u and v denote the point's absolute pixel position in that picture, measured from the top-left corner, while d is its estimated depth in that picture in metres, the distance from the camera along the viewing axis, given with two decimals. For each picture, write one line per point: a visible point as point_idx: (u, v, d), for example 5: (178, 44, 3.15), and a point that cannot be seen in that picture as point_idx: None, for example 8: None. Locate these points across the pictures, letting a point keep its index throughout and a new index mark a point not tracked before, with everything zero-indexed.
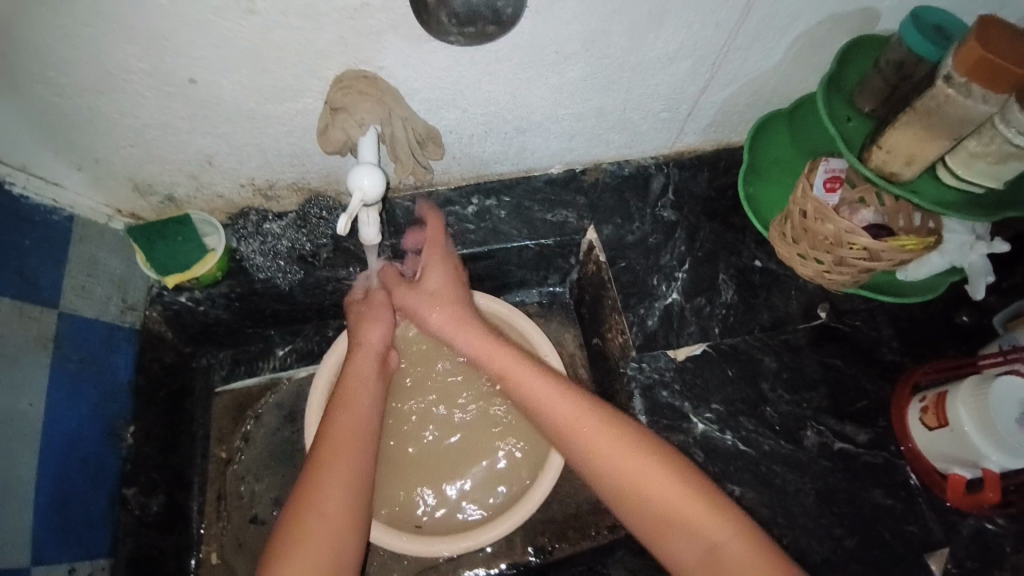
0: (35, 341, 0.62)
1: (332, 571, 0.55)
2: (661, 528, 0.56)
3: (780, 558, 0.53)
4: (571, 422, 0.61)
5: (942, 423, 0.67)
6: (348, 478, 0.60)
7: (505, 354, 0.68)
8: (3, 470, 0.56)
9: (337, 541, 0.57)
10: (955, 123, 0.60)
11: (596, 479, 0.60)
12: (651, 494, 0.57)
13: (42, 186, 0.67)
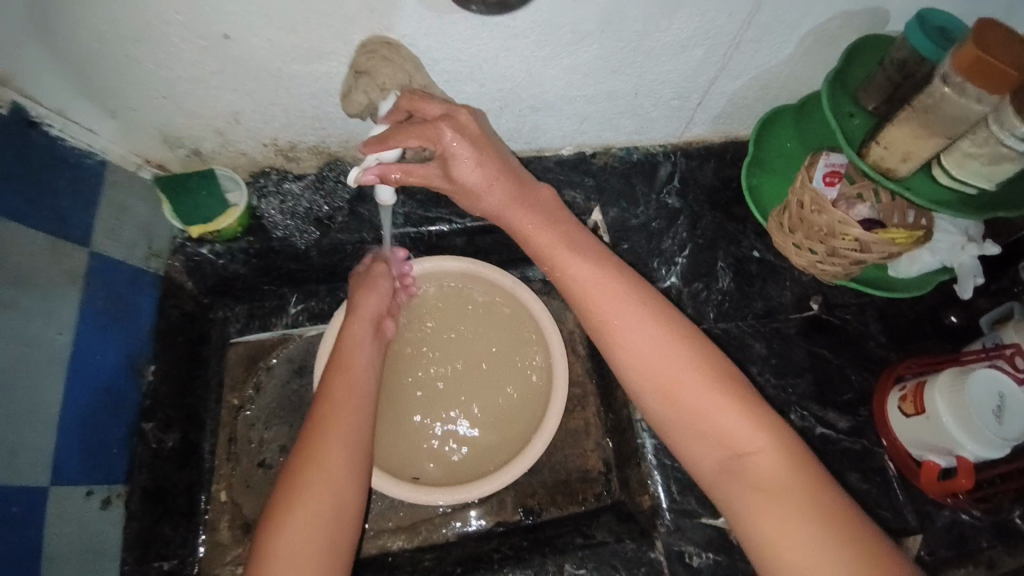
0: (67, 277, 0.66)
1: (336, 509, 0.59)
2: (703, 428, 0.54)
3: (810, 471, 0.52)
4: (616, 321, 0.57)
5: (919, 411, 0.70)
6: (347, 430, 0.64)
7: (554, 244, 0.60)
8: (31, 392, 0.60)
9: (340, 483, 0.61)
10: (951, 121, 0.64)
11: (649, 382, 0.55)
12: (686, 399, 0.54)
13: (77, 131, 0.70)
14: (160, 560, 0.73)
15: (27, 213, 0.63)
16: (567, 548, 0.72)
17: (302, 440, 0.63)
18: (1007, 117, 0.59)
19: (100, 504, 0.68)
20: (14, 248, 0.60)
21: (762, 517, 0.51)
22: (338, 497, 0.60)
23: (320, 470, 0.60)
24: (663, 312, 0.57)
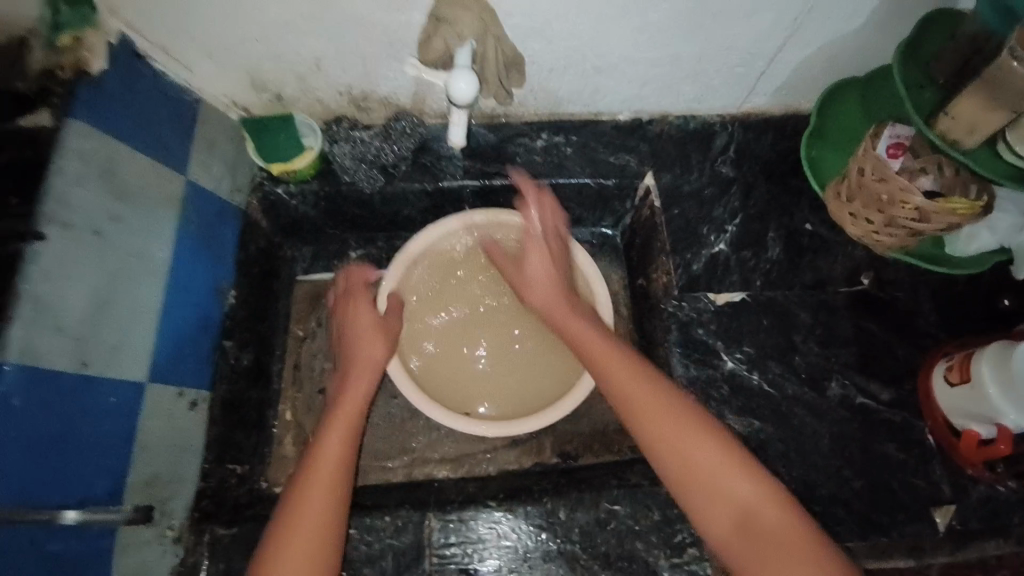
0: (166, 198, 0.73)
1: (329, 517, 0.64)
2: (681, 459, 0.64)
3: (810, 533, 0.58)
4: (641, 410, 0.67)
5: (964, 379, 0.71)
6: (332, 481, 0.66)
7: (573, 321, 0.78)
8: (134, 295, 0.67)
9: (332, 491, 0.66)
10: (1019, 96, 0.64)
11: (655, 430, 0.66)
12: (701, 486, 0.62)
13: (178, 68, 0.78)
14: (232, 464, 0.80)
15: (133, 134, 0.69)
16: (604, 488, 0.74)
17: (289, 499, 0.65)
18: None
19: (188, 405, 0.74)
20: (120, 166, 0.67)
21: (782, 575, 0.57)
22: (331, 505, 0.65)
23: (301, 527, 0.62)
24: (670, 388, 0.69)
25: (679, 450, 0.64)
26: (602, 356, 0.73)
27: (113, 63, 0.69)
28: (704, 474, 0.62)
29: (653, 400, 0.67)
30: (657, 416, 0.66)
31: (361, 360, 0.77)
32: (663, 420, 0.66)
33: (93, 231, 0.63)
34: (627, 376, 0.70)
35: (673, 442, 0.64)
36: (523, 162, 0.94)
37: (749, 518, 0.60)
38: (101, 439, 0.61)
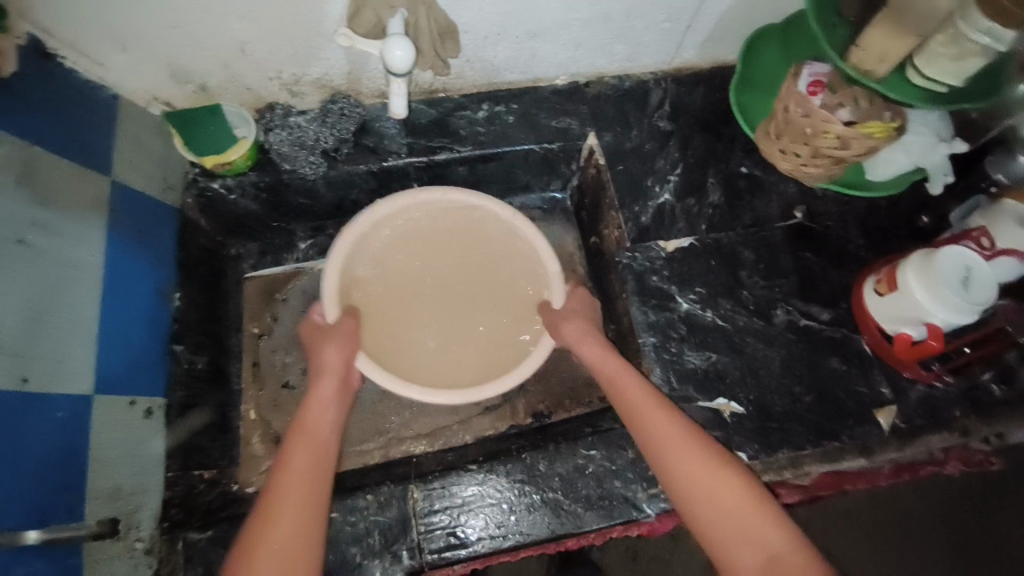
0: (94, 202, 0.69)
1: (299, 540, 0.61)
2: (669, 451, 0.67)
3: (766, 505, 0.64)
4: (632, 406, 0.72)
5: (892, 289, 0.78)
6: (305, 500, 0.64)
7: (575, 326, 0.81)
8: (73, 306, 0.63)
9: (304, 512, 0.63)
10: (923, 20, 0.70)
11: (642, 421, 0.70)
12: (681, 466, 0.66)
13: (89, 65, 0.73)
14: (200, 469, 0.78)
15: (51, 139, 0.66)
16: (579, 437, 0.77)
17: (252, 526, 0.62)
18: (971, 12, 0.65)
19: (143, 414, 0.71)
20: (39, 171, 0.63)
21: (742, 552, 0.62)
22: (304, 526, 0.62)
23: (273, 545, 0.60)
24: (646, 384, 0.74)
25: (674, 448, 0.67)
26: (597, 357, 0.78)
27: (25, 66, 0.65)
28: (698, 474, 0.65)
29: (645, 393, 0.72)
30: (649, 410, 0.70)
31: (326, 376, 0.76)
32: (657, 415, 0.70)
33: (18, 240, 0.59)
34: (617, 377, 0.75)
35: (662, 431, 0.68)
36: (467, 134, 0.94)
37: (727, 503, 0.64)
38: (52, 455, 0.58)
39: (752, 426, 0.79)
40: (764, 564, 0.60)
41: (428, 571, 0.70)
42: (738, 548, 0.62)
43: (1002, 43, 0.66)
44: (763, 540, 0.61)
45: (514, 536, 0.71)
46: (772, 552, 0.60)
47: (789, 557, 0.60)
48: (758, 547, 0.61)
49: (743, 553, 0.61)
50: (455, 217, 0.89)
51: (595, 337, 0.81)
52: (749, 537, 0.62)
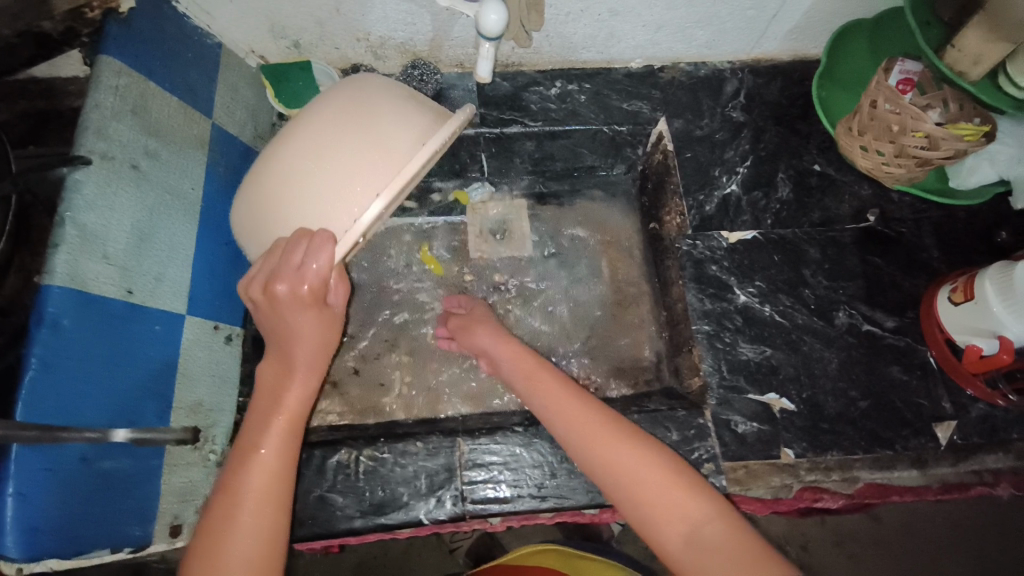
0: (196, 140, 0.75)
1: (270, 535, 0.57)
2: (599, 452, 0.64)
3: (685, 484, 0.62)
4: (566, 411, 0.68)
5: (968, 298, 0.74)
6: (271, 496, 0.58)
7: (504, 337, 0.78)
8: (172, 233, 0.69)
9: (273, 505, 0.57)
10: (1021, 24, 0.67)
11: (577, 431, 0.67)
12: (611, 465, 0.63)
13: (199, 13, 0.78)
14: None
15: (162, 75, 0.71)
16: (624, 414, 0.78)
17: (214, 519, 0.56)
18: None
19: (225, 339, 0.77)
20: (152, 105, 0.69)
21: (664, 535, 0.59)
22: (273, 516, 0.57)
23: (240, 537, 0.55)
24: (579, 394, 0.70)
25: (602, 445, 0.65)
26: (524, 364, 0.75)
27: (142, 4, 0.70)
28: (627, 465, 0.63)
29: (568, 395, 0.70)
30: (576, 410, 0.68)
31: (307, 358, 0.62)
32: (577, 415, 0.67)
33: (131, 165, 0.64)
34: (538, 378, 0.73)
35: (593, 438, 0.65)
36: (538, 110, 0.96)
37: (654, 496, 0.61)
38: (146, 365, 0.64)
39: (802, 424, 0.77)
40: (688, 536, 0.58)
41: (469, 519, 0.72)
42: (665, 527, 0.59)
43: None
44: (687, 511, 0.60)
45: (555, 500, 0.73)
46: (697, 523, 0.59)
47: (711, 527, 0.58)
48: (683, 521, 0.59)
49: (667, 531, 0.59)
50: None
51: (508, 337, 0.79)
52: (677, 514, 0.60)
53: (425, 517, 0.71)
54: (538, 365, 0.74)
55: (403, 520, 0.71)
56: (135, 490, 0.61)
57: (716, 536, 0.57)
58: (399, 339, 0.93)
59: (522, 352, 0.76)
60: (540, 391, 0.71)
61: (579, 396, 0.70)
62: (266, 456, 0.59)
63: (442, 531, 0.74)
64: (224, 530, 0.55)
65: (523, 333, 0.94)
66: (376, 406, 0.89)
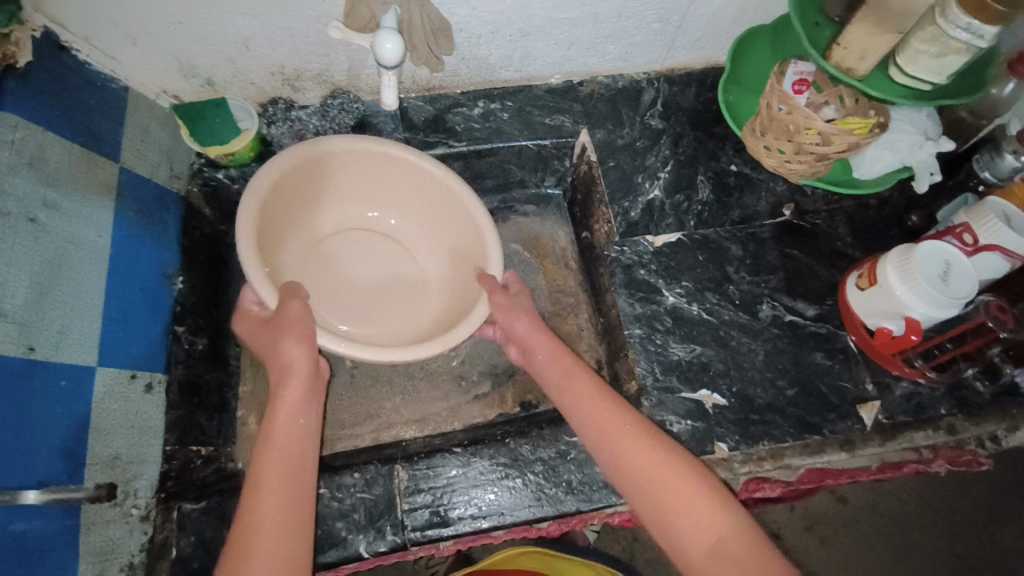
0: (103, 186, 0.73)
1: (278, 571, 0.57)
2: (624, 455, 0.65)
3: (719, 495, 0.62)
4: (596, 413, 0.69)
5: (872, 283, 0.78)
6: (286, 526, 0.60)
7: (523, 319, 0.79)
8: (76, 284, 0.67)
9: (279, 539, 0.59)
10: (901, 16, 0.70)
11: (603, 433, 0.68)
12: (633, 469, 0.65)
13: (103, 59, 0.78)
14: (197, 445, 0.80)
15: (62, 124, 0.70)
16: (562, 425, 0.79)
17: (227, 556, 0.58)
18: (951, 8, 0.66)
19: (144, 387, 0.74)
20: (52, 155, 0.67)
21: (691, 545, 0.59)
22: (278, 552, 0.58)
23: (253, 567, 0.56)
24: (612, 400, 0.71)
25: (626, 450, 0.66)
26: (554, 367, 0.76)
27: (41, 57, 0.69)
28: (651, 469, 0.64)
29: (599, 397, 0.71)
30: (604, 412, 0.69)
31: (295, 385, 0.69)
32: (604, 419, 0.69)
33: (28, 218, 0.63)
34: (575, 379, 0.73)
35: (618, 444, 0.66)
36: (462, 130, 0.97)
37: (681, 504, 0.61)
38: (54, 422, 0.61)
39: (733, 417, 0.79)
40: (711, 549, 0.58)
41: (412, 548, 0.71)
42: (688, 536, 0.60)
43: (983, 39, 0.67)
44: (710, 523, 0.60)
45: (498, 517, 0.72)
46: (721, 536, 0.59)
47: (734, 540, 0.58)
48: (707, 532, 0.59)
49: (694, 544, 0.59)
50: (376, 171, 0.87)
51: (545, 332, 0.79)
52: (702, 524, 0.60)
53: (364, 551, 0.70)
54: (574, 366, 0.75)
55: (343, 556, 0.70)
56: (50, 553, 0.59)
57: (739, 551, 0.57)
58: (339, 369, 0.92)
59: (552, 350, 0.78)
60: (564, 396, 0.73)
61: (608, 399, 0.70)
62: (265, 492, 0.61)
63: (386, 563, 0.73)
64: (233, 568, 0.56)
65: (466, 353, 0.94)
66: (317, 439, 0.87)
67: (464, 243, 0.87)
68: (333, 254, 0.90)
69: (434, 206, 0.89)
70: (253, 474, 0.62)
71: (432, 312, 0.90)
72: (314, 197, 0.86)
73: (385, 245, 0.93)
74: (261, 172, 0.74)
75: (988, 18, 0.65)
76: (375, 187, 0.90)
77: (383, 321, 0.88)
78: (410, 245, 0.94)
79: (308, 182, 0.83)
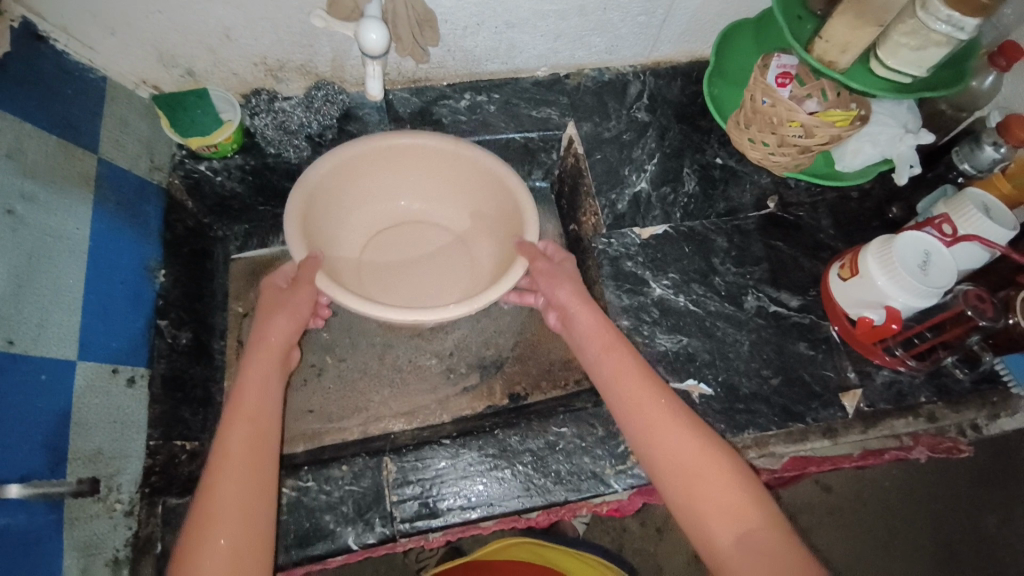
0: (81, 178, 0.72)
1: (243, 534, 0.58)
2: (657, 437, 0.66)
3: (754, 489, 0.62)
4: (633, 392, 0.69)
5: (854, 273, 0.80)
6: (245, 504, 0.60)
7: (567, 289, 0.77)
8: (55, 277, 0.65)
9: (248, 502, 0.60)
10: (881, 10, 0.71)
11: (640, 412, 0.68)
12: (664, 451, 0.65)
13: (80, 48, 0.76)
14: (181, 440, 0.79)
15: (39, 114, 0.68)
16: (550, 416, 0.79)
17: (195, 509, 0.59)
18: (932, 0, 0.67)
19: (126, 382, 0.73)
20: (29, 146, 0.66)
21: (720, 532, 0.59)
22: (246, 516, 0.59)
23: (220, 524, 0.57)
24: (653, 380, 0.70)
25: (664, 434, 0.66)
26: (594, 339, 0.74)
27: (16, 45, 0.68)
28: (685, 453, 0.64)
29: (640, 376, 0.70)
30: (644, 393, 0.69)
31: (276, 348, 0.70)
32: (646, 401, 0.68)
33: (5, 210, 0.61)
34: (617, 356, 0.72)
35: (655, 425, 0.66)
36: (449, 123, 0.96)
37: (712, 492, 0.61)
38: (35, 417, 0.60)
39: (719, 407, 0.80)
40: (740, 538, 0.59)
41: (401, 539, 0.71)
42: (716, 523, 0.60)
43: (964, 30, 0.68)
44: (744, 514, 0.60)
45: (487, 507, 0.73)
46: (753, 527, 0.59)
47: (765, 533, 0.58)
48: (738, 522, 0.59)
49: (723, 531, 0.59)
50: (404, 159, 0.91)
51: (590, 304, 0.76)
52: (733, 515, 0.60)
53: (353, 543, 0.70)
54: (615, 342, 0.73)
55: (331, 549, 0.69)
56: (32, 548, 0.57)
57: (768, 545, 0.57)
58: (327, 363, 0.92)
59: (594, 322, 0.75)
60: (603, 371, 0.72)
61: (651, 382, 0.70)
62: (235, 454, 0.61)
63: (375, 554, 0.73)
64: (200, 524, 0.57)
65: (455, 345, 0.94)
66: (304, 433, 0.86)
67: (492, 196, 0.91)
68: (386, 241, 0.96)
69: (466, 176, 0.92)
70: (219, 449, 0.62)
71: (482, 268, 0.94)
72: (343, 207, 0.91)
73: (431, 224, 0.98)
74: (300, 185, 0.81)
75: (969, 10, 0.66)
76: (407, 173, 0.94)
77: (449, 295, 0.93)
78: (441, 218, 0.98)
79: (345, 183, 0.88)
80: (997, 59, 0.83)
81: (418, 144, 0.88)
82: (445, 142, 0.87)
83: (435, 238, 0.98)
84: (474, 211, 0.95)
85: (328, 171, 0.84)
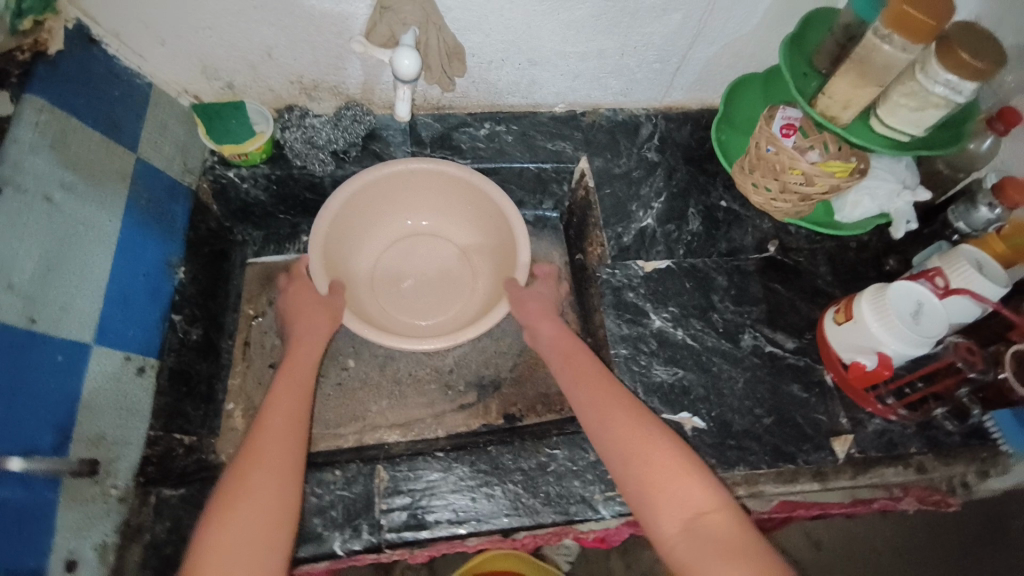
0: (119, 174, 0.76)
1: (274, 505, 0.60)
2: (609, 427, 0.68)
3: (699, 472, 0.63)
4: (595, 386, 0.72)
5: (848, 318, 0.82)
6: (277, 475, 0.62)
7: (534, 308, 0.85)
8: (83, 263, 0.69)
9: (277, 480, 0.62)
10: (883, 71, 0.76)
11: (593, 404, 0.71)
12: (615, 440, 0.67)
13: (129, 55, 0.82)
14: (180, 433, 0.81)
15: (85, 111, 0.73)
16: (544, 437, 0.80)
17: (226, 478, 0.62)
18: (931, 65, 0.71)
19: (136, 370, 0.75)
20: (73, 139, 0.70)
21: (665, 519, 0.61)
22: (280, 487, 0.61)
23: (254, 491, 0.60)
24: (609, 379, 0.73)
25: (615, 423, 0.68)
26: (564, 345, 0.80)
27: (70, 46, 0.73)
28: (636, 443, 0.66)
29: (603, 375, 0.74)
30: (597, 387, 0.72)
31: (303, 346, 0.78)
32: (598, 398, 0.71)
33: (44, 197, 0.65)
34: (575, 359, 0.77)
35: (603, 411, 0.69)
36: (467, 147, 1.01)
37: (664, 480, 0.63)
38: (45, 397, 0.62)
39: (711, 441, 0.81)
40: (687, 525, 0.60)
41: (386, 549, 0.72)
42: (664, 512, 0.61)
43: (961, 94, 0.72)
44: (693, 500, 0.61)
45: (474, 524, 0.73)
46: (700, 511, 0.60)
47: (713, 518, 0.60)
48: (684, 508, 0.61)
49: (670, 519, 0.61)
50: (422, 182, 0.95)
51: (556, 320, 0.84)
52: (679, 501, 0.61)
53: (339, 548, 0.71)
54: (576, 350, 0.79)
55: (316, 553, 0.70)
56: (27, 524, 0.59)
57: (717, 531, 0.58)
58: (329, 369, 0.94)
59: (564, 334, 0.81)
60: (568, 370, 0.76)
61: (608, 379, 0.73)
62: (269, 427, 0.66)
63: (359, 563, 0.73)
64: (233, 494, 0.59)
65: (454, 362, 0.96)
66: None
67: (496, 226, 0.95)
68: (398, 256, 1.00)
69: (476, 203, 0.95)
70: (261, 417, 0.67)
71: (482, 288, 0.98)
72: (363, 220, 0.95)
73: (441, 244, 1.02)
74: (325, 206, 0.87)
75: (967, 75, 0.70)
76: (424, 195, 0.98)
77: (449, 309, 0.97)
78: (452, 235, 1.02)
79: (366, 204, 0.93)
80: (994, 124, 0.86)
81: (435, 169, 0.92)
82: (459, 170, 0.91)
83: (443, 257, 1.01)
84: (481, 236, 0.99)
85: (350, 192, 0.89)
